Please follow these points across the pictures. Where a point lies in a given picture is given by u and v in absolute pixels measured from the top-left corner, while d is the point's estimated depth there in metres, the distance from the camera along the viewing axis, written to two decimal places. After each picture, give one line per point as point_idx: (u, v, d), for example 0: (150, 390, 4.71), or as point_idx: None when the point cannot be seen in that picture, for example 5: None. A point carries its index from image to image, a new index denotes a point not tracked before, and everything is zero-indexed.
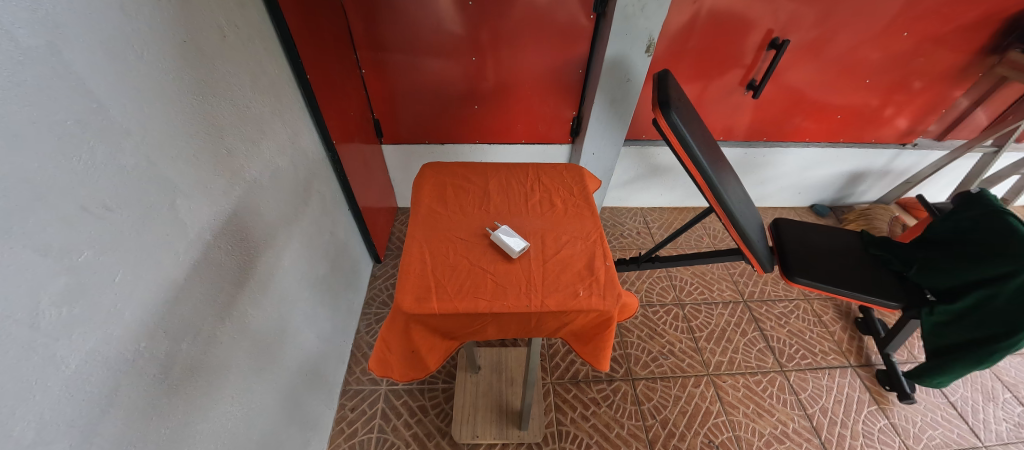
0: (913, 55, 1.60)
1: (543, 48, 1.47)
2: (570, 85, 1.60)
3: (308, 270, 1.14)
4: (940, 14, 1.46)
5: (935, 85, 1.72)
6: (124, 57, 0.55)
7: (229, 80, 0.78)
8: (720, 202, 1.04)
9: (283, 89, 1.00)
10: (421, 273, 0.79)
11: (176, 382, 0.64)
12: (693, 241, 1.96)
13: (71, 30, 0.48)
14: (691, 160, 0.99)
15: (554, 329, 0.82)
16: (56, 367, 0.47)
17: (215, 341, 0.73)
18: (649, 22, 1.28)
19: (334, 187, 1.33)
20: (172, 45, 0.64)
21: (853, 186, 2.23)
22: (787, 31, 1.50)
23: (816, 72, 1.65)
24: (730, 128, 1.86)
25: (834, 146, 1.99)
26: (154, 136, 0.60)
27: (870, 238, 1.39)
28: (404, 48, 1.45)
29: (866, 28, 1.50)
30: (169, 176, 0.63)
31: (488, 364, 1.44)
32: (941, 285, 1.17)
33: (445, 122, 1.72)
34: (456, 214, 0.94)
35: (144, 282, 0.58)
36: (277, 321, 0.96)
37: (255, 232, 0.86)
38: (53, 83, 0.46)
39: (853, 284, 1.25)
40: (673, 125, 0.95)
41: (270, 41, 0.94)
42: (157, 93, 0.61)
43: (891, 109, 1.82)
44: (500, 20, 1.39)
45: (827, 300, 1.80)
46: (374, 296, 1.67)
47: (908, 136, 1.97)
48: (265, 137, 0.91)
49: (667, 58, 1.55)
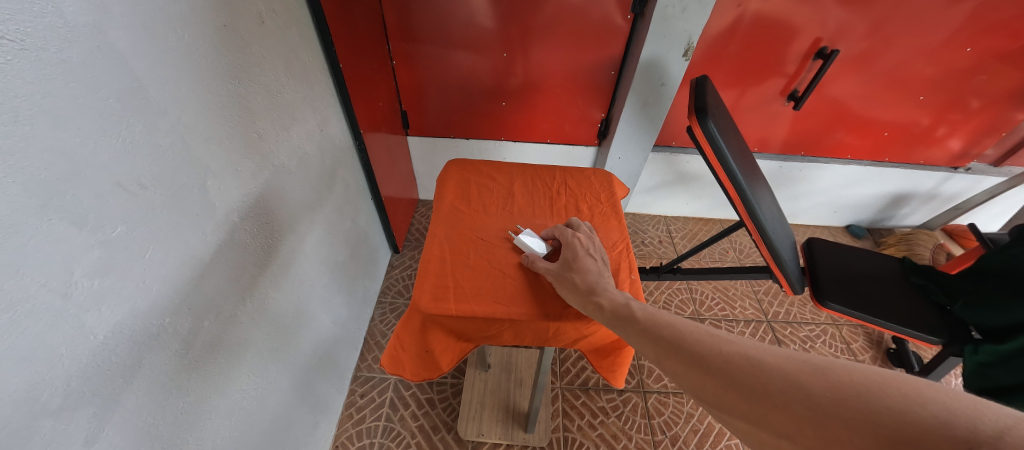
0: (975, 72, 1.49)
1: (576, 46, 1.44)
2: (600, 85, 1.57)
3: (328, 256, 1.15)
4: (1009, 28, 1.35)
5: (997, 105, 1.60)
6: (166, 38, 0.56)
7: (265, 65, 0.80)
8: (753, 216, 0.99)
9: (316, 76, 1.01)
10: (439, 272, 0.79)
11: (196, 359, 0.66)
12: (718, 254, 1.90)
13: (117, 10, 0.48)
14: (725, 171, 0.95)
15: (572, 340, 0.80)
16: (85, 337, 0.48)
17: (236, 321, 0.75)
18: (688, 25, 1.24)
19: (358, 174, 1.35)
20: (212, 28, 0.65)
21: (895, 208, 2.10)
22: (836, 41, 1.42)
23: (864, 85, 1.56)
24: (766, 139, 1.79)
25: (877, 165, 1.88)
26: (190, 117, 0.61)
27: (911, 265, 1.31)
28: (437, 39, 1.45)
29: (925, 39, 1.40)
30: (202, 157, 0.64)
31: (498, 363, 1.44)
32: (990, 323, 1.08)
33: (472, 117, 1.72)
34: (479, 213, 0.93)
35: (171, 259, 0.59)
36: (296, 305, 0.98)
37: (280, 216, 0.88)
38: (97, 63, 0.47)
39: (891, 315, 1.18)
40: (709, 133, 0.92)
41: (305, 28, 0.95)
42: (194, 75, 0.61)
43: (944, 128, 1.71)
44: (534, 15, 1.36)
45: (857, 327, 1.71)
46: (390, 285, 1.69)
47: (960, 159, 1.84)
48: (295, 123, 0.93)
49: (705, 63, 1.50)
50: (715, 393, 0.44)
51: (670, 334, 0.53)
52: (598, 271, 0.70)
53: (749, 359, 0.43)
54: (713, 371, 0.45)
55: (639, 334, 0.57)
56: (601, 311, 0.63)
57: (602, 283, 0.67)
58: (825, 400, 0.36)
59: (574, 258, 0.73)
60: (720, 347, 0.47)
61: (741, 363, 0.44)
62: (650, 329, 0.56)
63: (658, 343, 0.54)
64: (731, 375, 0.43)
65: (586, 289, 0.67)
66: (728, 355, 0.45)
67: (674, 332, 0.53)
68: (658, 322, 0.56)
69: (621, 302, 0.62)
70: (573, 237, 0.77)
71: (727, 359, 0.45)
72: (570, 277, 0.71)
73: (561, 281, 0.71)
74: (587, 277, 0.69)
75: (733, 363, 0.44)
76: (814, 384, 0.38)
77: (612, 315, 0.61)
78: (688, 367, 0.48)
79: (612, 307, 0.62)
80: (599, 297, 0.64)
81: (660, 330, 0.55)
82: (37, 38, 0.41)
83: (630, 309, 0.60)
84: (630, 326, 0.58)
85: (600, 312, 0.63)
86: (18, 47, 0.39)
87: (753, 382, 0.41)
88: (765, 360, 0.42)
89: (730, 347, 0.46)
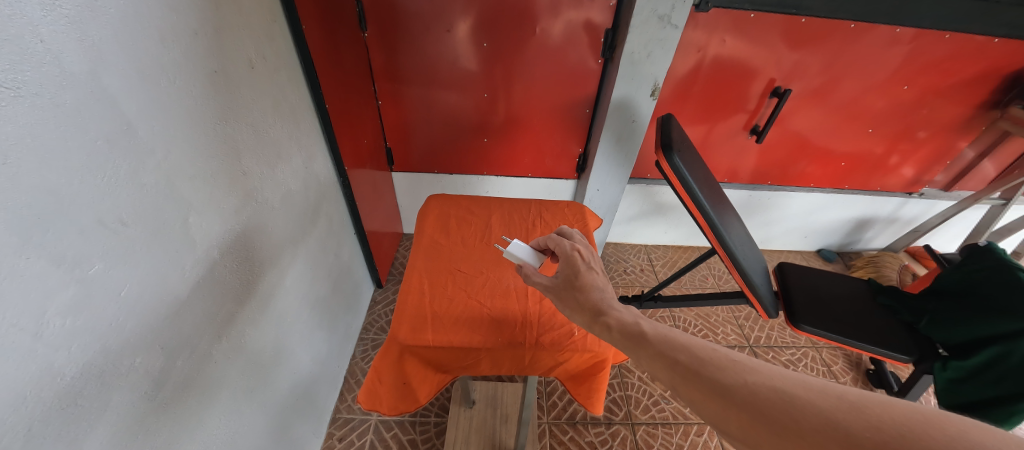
0: (916, 107, 1.63)
1: (553, 86, 1.53)
2: (577, 122, 1.65)
3: (309, 292, 1.14)
4: (940, 68, 1.50)
5: (941, 135, 1.74)
6: (158, 82, 0.59)
7: (253, 106, 0.83)
8: (722, 243, 1.03)
9: (302, 115, 1.05)
10: (418, 303, 0.80)
11: (165, 400, 0.63)
12: (698, 281, 1.94)
13: (113, 59, 0.52)
14: (693, 201, 1.00)
15: (548, 368, 0.80)
16: (52, 378, 0.47)
17: (210, 359, 0.73)
18: (654, 68, 1.34)
19: (342, 209, 1.36)
20: (204, 73, 0.68)
21: (860, 233, 2.21)
22: (789, 81, 1.54)
23: (819, 118, 1.69)
24: (735, 170, 1.89)
25: (839, 192, 2.00)
26: (176, 157, 0.63)
27: (877, 286, 1.36)
28: (421, 81, 1.52)
29: (867, 78, 1.54)
30: (185, 195, 0.65)
31: (483, 398, 1.41)
32: (955, 338, 1.13)
33: (455, 153, 1.78)
34: (458, 245, 0.96)
35: (146, 296, 0.59)
36: (275, 343, 0.96)
37: (262, 251, 0.88)
38: (89, 107, 0.49)
39: (862, 335, 1.22)
40: (675, 167, 0.98)
41: (294, 71, 1.00)
42: (183, 117, 0.64)
43: (896, 157, 1.84)
44: (513, 60, 1.46)
45: (836, 349, 1.75)
46: (372, 321, 1.67)
47: (914, 185, 1.98)
48: (281, 160, 0.95)
49: (673, 101, 1.60)
50: (739, 427, 0.40)
51: (685, 357, 0.47)
52: (602, 286, 0.65)
53: (778, 392, 0.40)
54: (738, 402, 0.40)
55: (650, 356, 0.50)
56: (608, 331, 0.57)
57: (606, 300, 0.62)
58: (868, 442, 0.33)
59: (575, 275, 0.68)
60: (742, 375, 0.43)
61: (769, 396, 0.40)
62: (661, 351, 0.50)
63: (672, 367, 0.47)
64: (759, 409, 0.39)
65: (590, 308, 0.62)
66: (753, 386, 0.41)
67: (690, 356, 0.47)
68: (670, 343, 0.50)
69: (629, 321, 0.57)
70: (572, 249, 0.71)
71: (753, 390, 0.41)
72: (573, 294, 0.66)
73: (563, 299, 0.67)
74: (590, 294, 0.64)
75: (761, 395, 0.40)
76: (852, 423, 0.35)
77: (620, 335, 0.56)
78: (707, 395, 0.43)
79: (619, 326, 0.57)
80: (606, 317, 0.59)
81: (672, 351, 0.49)
82: (33, 86, 0.43)
83: (640, 329, 0.55)
84: (640, 347, 0.52)
85: (607, 332, 0.58)
86: (14, 94, 0.41)
87: (785, 418, 0.38)
88: (795, 393, 0.39)
89: (754, 376, 0.42)
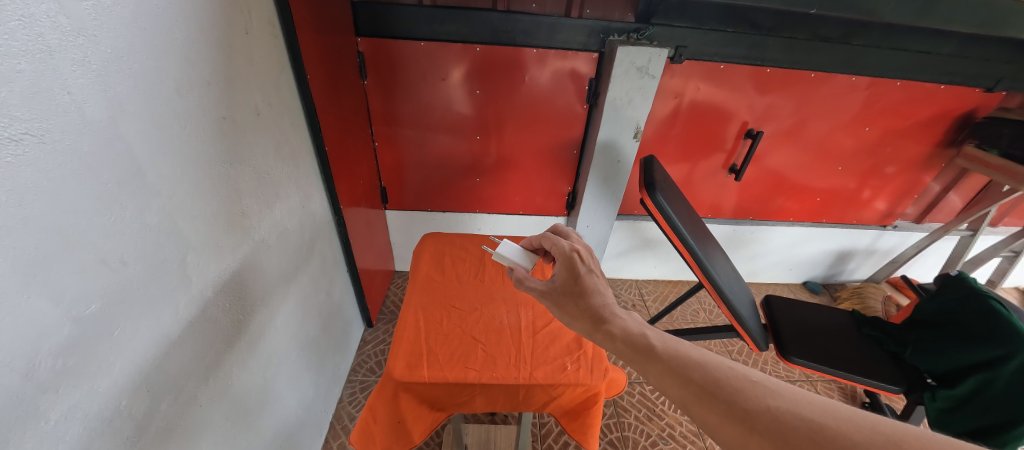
0: (880, 145, 1.75)
1: (542, 128, 1.61)
2: (565, 162, 1.73)
3: (298, 331, 1.12)
4: (897, 111, 1.63)
5: (906, 171, 1.86)
6: (170, 129, 0.62)
7: (256, 149, 0.87)
8: (708, 276, 1.06)
9: (302, 157, 1.09)
10: (413, 339, 0.80)
11: (147, 446, 0.61)
12: (689, 316, 1.95)
13: (132, 109, 0.55)
14: (678, 236, 1.04)
15: (543, 403, 0.80)
16: (35, 422, 0.46)
17: (195, 403, 0.71)
18: (636, 113, 1.43)
19: (335, 247, 1.37)
20: (213, 119, 0.72)
21: (842, 265, 2.27)
22: (761, 123, 1.66)
23: (793, 157, 1.79)
24: (718, 205, 1.97)
25: (818, 226, 2.07)
26: (180, 198, 0.65)
27: (861, 318, 1.39)
28: (416, 124, 1.59)
29: (832, 121, 1.66)
30: (185, 234, 0.67)
31: (476, 442, 1.35)
32: (940, 367, 1.16)
33: (447, 191, 1.82)
34: (452, 282, 0.97)
35: (140, 336, 0.59)
36: (261, 385, 0.93)
37: (255, 290, 0.88)
38: (104, 153, 0.51)
39: (853, 367, 1.22)
40: (659, 204, 1.03)
41: (297, 116, 1.05)
42: (189, 160, 0.67)
43: (868, 192, 1.94)
44: (504, 104, 1.55)
45: (830, 382, 1.75)
46: (361, 362, 1.62)
47: (887, 218, 2.07)
48: (278, 200, 0.97)
49: (655, 141, 1.70)
50: None
51: (700, 376, 0.49)
52: (602, 291, 0.68)
53: (805, 421, 0.41)
54: (759, 429, 0.42)
55: (660, 370, 0.52)
56: (612, 341, 0.60)
57: (607, 307, 0.65)
58: None
59: (575, 280, 0.69)
60: (764, 399, 0.44)
61: (796, 425, 0.41)
62: (673, 367, 0.51)
63: (686, 384, 0.49)
64: (783, 436, 0.40)
65: (592, 317, 0.64)
66: (778, 412, 0.42)
67: (706, 375, 0.49)
68: (682, 359, 0.52)
69: (633, 330, 0.59)
70: (571, 251, 0.73)
71: (777, 417, 0.42)
72: (573, 300, 0.68)
73: (562, 306, 0.68)
74: (591, 300, 0.66)
75: (785, 422, 0.41)
76: None
77: (624, 346, 0.58)
78: (725, 418, 0.44)
79: (623, 335, 0.59)
80: (609, 326, 0.61)
81: (685, 368, 0.50)
82: (56, 133, 0.46)
83: (646, 340, 0.57)
84: (649, 361, 0.54)
85: (610, 341, 0.60)
86: (37, 140, 0.44)
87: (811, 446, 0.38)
88: (824, 423, 0.40)
89: (776, 401, 0.43)
